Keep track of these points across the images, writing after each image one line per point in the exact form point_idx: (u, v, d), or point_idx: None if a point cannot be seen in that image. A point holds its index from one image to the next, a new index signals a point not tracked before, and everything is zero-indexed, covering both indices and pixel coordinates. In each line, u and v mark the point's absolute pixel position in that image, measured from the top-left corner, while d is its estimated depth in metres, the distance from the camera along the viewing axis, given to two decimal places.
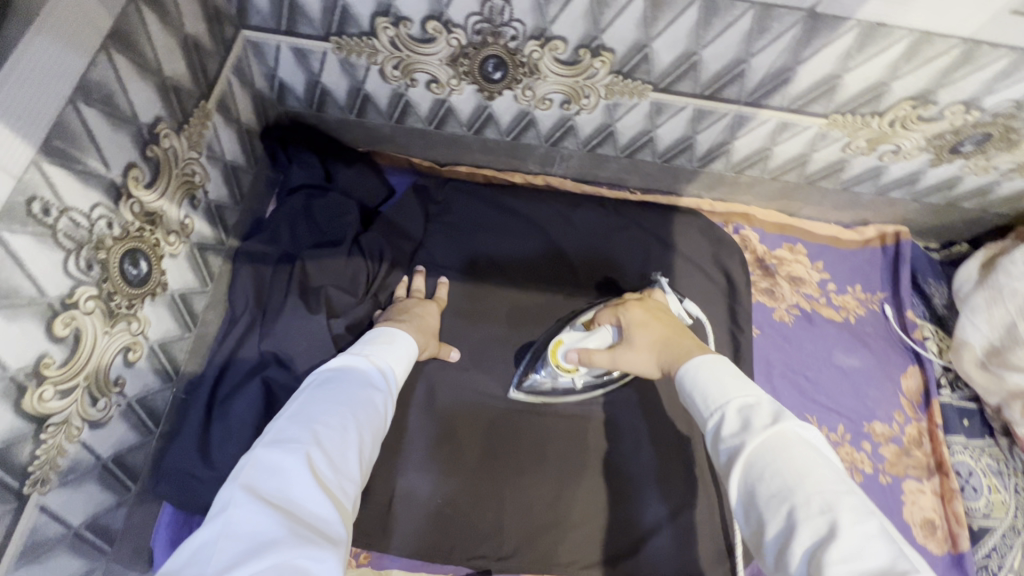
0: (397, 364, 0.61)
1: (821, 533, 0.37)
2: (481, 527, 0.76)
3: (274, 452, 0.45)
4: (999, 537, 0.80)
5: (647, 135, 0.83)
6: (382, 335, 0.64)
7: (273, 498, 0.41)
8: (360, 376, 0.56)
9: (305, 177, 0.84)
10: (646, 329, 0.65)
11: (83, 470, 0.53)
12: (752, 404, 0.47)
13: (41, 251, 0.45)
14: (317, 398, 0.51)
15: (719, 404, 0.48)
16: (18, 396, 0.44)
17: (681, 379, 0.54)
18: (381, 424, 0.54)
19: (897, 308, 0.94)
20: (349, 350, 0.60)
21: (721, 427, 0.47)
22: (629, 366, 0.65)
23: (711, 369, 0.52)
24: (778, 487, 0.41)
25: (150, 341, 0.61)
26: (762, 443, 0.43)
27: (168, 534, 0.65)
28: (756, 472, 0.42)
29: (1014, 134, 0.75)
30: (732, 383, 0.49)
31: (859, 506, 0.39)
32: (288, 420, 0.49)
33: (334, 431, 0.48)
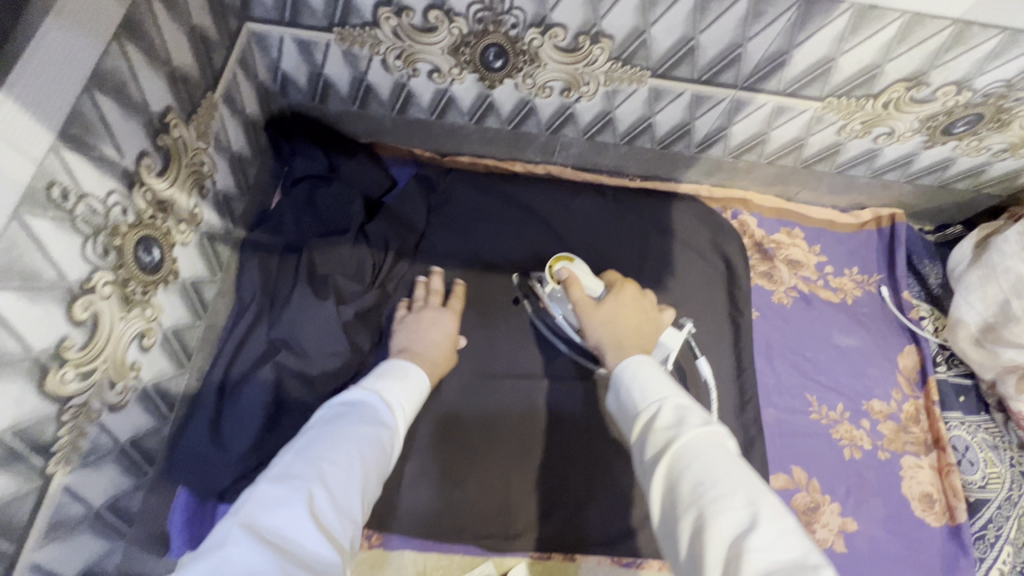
0: (405, 402, 0.62)
1: (741, 527, 0.38)
2: (490, 507, 0.77)
3: (276, 488, 0.45)
4: (995, 509, 0.82)
5: (645, 122, 0.85)
6: (395, 367, 0.66)
7: (270, 535, 0.41)
8: (368, 413, 0.56)
9: (309, 167, 0.85)
10: (622, 308, 0.67)
11: (102, 452, 0.55)
12: (684, 406, 0.48)
13: (61, 235, 0.46)
14: (324, 433, 0.51)
15: (654, 402, 0.49)
16: (41, 377, 0.45)
17: (620, 372, 0.54)
18: (385, 465, 0.53)
19: (894, 289, 0.96)
20: (360, 386, 0.60)
21: (652, 423, 0.47)
22: (580, 317, 0.67)
23: (649, 369, 0.52)
24: (701, 482, 0.41)
25: (163, 328, 0.62)
26: (692, 440, 0.44)
27: (184, 517, 0.67)
28: (682, 466, 0.43)
29: (1005, 114, 0.76)
30: (666, 385, 0.50)
31: (776, 505, 0.40)
32: (293, 455, 0.49)
33: (338, 470, 0.47)
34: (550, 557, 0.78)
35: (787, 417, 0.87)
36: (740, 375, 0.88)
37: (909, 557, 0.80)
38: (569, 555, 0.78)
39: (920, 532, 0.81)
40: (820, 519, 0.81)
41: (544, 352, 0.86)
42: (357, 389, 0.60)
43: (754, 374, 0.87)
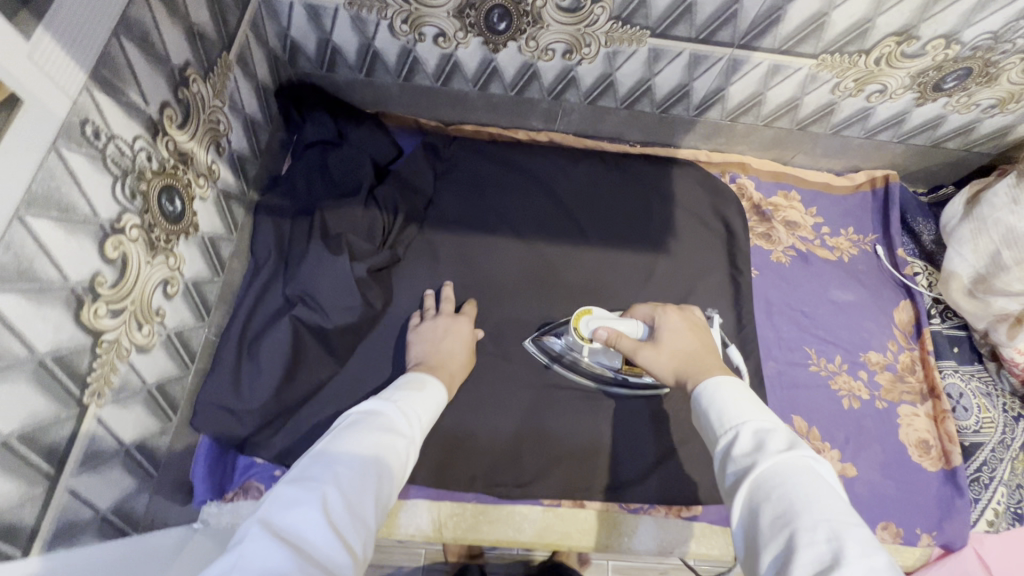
0: (423, 413, 0.60)
1: (824, 559, 0.38)
2: (501, 457, 0.80)
3: (292, 489, 0.43)
4: (988, 452, 0.85)
5: (645, 84, 0.87)
6: (413, 381, 0.65)
7: (286, 534, 0.40)
8: (385, 422, 0.55)
9: (319, 133, 0.86)
10: (679, 338, 0.68)
11: (131, 391, 0.57)
12: (769, 429, 0.50)
13: (94, 173, 0.48)
14: (342, 440, 0.50)
15: (736, 426, 0.52)
16: (77, 308, 0.48)
17: (699, 395, 0.58)
18: (400, 474, 0.52)
19: (889, 247, 0.98)
20: (380, 395, 0.59)
21: (734, 446, 0.50)
22: (646, 365, 0.68)
23: (731, 391, 0.56)
24: (782, 507, 0.43)
25: (185, 278, 0.64)
26: (773, 465, 0.46)
27: (206, 467, 0.71)
28: (763, 494, 0.45)
29: (993, 68, 0.79)
30: (752, 409, 0.53)
31: (864, 536, 0.39)
32: (309, 457, 0.48)
33: (354, 475, 0.46)
34: (560, 504, 0.80)
35: (787, 370, 0.89)
36: (740, 331, 0.91)
37: (907, 500, 0.83)
38: (578, 501, 0.80)
39: (917, 476, 0.84)
40: None
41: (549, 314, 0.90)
42: (375, 398, 0.59)
43: (754, 330, 0.90)
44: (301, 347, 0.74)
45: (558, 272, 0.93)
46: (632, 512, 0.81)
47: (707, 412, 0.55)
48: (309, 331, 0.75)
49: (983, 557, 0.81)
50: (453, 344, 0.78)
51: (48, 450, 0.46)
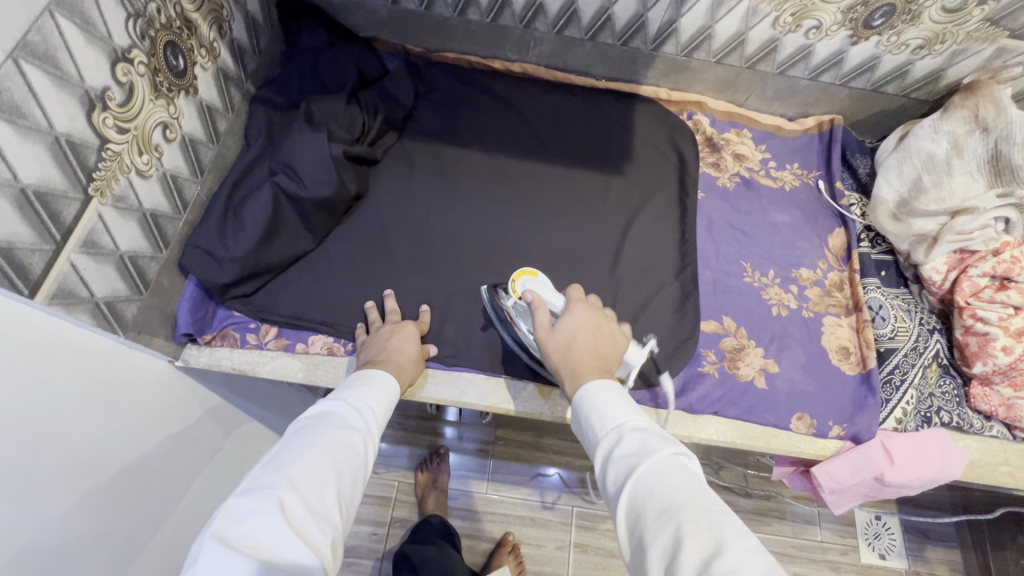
0: (376, 407, 0.67)
1: (706, 551, 0.42)
2: (455, 338, 0.90)
3: (246, 500, 0.49)
4: (902, 357, 0.92)
5: (606, 13, 0.97)
6: (362, 377, 0.71)
7: (244, 546, 0.45)
8: (337, 421, 0.61)
9: (313, 43, 0.97)
10: (578, 330, 0.70)
11: (129, 206, 0.67)
12: (646, 430, 0.55)
13: (110, 1, 0.59)
14: (293, 445, 0.55)
15: (614, 432, 0.56)
16: (89, 109, 0.58)
17: (581, 397, 0.61)
18: (361, 464, 0.59)
19: (829, 182, 1.06)
20: (329, 396, 0.65)
21: (614, 451, 0.54)
22: (539, 342, 0.71)
23: (609, 395, 0.60)
24: (665, 508, 0.46)
25: (182, 130, 0.75)
26: (655, 463, 0.50)
27: (190, 304, 0.81)
28: (645, 492, 0.49)
29: (914, 5, 0.88)
30: (623, 411, 0.57)
31: (736, 523, 0.45)
32: (261, 467, 0.53)
33: (310, 480, 0.52)
34: (502, 375, 0.89)
35: (722, 278, 0.97)
36: (682, 243, 1.00)
37: (824, 396, 0.90)
38: (518, 374, 0.89)
39: (835, 375, 0.91)
40: (744, 359, 0.91)
41: (504, 217, 1.00)
42: (324, 401, 0.64)
43: (694, 241, 0.99)
44: (280, 211, 0.85)
45: (520, 186, 1.03)
46: None
47: (591, 417, 0.58)
48: (287, 199, 0.85)
49: (888, 447, 0.87)
50: (400, 341, 0.81)
51: (56, 216, 0.56)
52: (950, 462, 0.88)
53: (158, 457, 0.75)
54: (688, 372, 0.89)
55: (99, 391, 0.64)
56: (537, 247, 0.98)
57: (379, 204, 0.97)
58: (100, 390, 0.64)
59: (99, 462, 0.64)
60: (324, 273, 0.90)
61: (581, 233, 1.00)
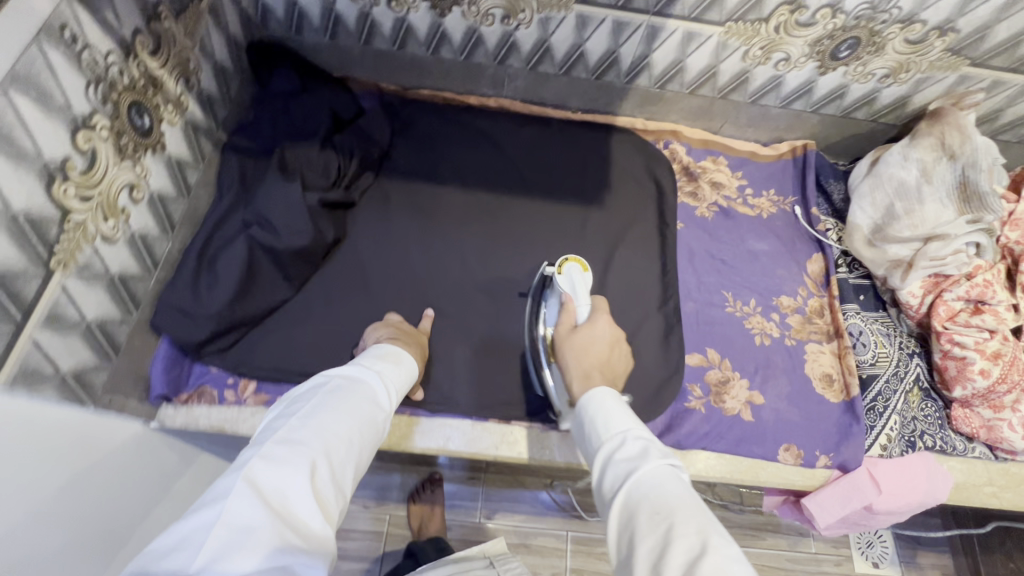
0: (399, 385, 0.71)
1: (692, 552, 0.43)
2: (440, 385, 0.88)
3: (281, 451, 0.52)
4: (884, 383, 0.93)
5: (578, 50, 0.97)
6: (392, 354, 0.74)
7: (270, 493, 0.49)
8: (369, 392, 0.64)
9: (284, 87, 0.96)
10: (595, 342, 0.72)
11: (95, 273, 0.65)
12: (648, 438, 0.55)
13: (69, 71, 0.57)
14: (330, 406, 0.59)
15: (618, 434, 0.56)
16: (49, 182, 0.57)
17: (585, 403, 0.62)
18: (376, 440, 0.62)
19: (805, 207, 1.08)
20: (362, 361, 0.69)
21: (616, 452, 0.55)
22: (557, 339, 0.76)
23: (614, 401, 0.60)
24: (658, 510, 0.47)
25: (150, 188, 0.73)
26: (653, 469, 0.51)
27: (165, 363, 0.79)
28: (641, 495, 0.49)
29: (878, 37, 0.90)
30: (625, 417, 0.58)
31: (722, 532, 0.46)
32: (299, 421, 0.56)
33: (339, 446, 0.56)
34: (488, 419, 0.88)
35: (705, 309, 0.98)
36: (664, 275, 1.00)
37: (810, 425, 0.90)
38: (505, 418, 0.88)
39: (819, 404, 0.92)
40: (729, 391, 0.91)
41: (485, 255, 0.99)
42: (359, 366, 0.68)
43: (675, 273, 0.99)
44: (255, 263, 0.83)
45: (500, 222, 1.02)
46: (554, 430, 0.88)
47: (595, 419, 0.59)
48: (263, 252, 0.83)
49: (874, 475, 0.88)
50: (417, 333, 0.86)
51: (15, 295, 0.54)
52: (934, 487, 0.89)
53: (135, 513, 0.73)
54: (674, 407, 0.89)
55: (80, 455, 0.62)
56: (519, 285, 0.98)
57: (358, 246, 0.96)
58: (83, 454, 0.63)
59: (72, 534, 0.62)
60: (303, 322, 0.88)
61: None
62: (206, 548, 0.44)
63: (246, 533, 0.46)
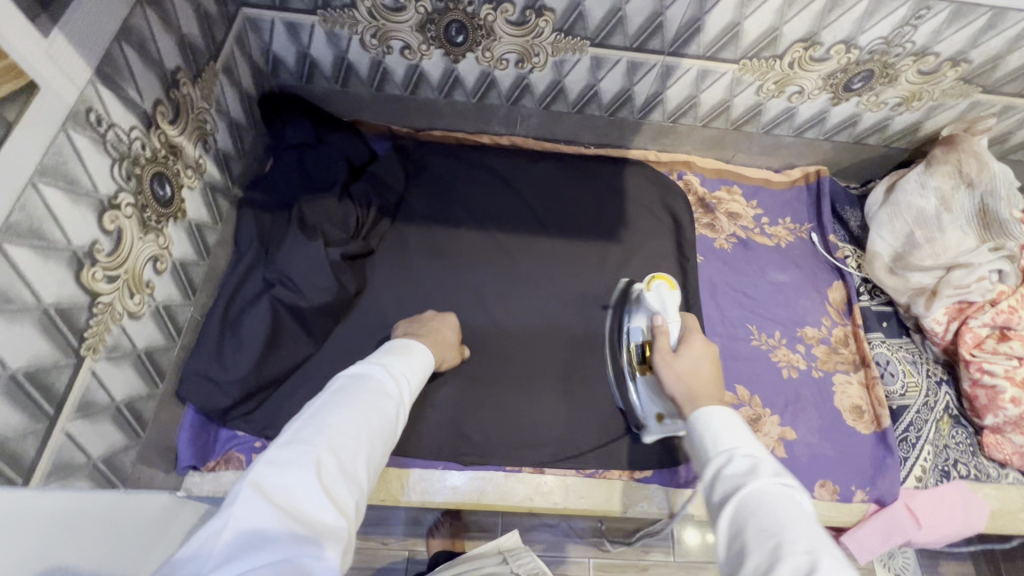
0: (410, 376, 0.69)
1: (800, 569, 0.42)
2: (470, 435, 0.87)
3: (284, 452, 0.51)
4: (914, 414, 0.92)
5: (592, 89, 0.97)
6: (403, 346, 0.75)
7: (277, 495, 0.48)
8: (375, 387, 0.63)
9: (298, 137, 0.95)
10: (699, 365, 0.71)
11: (123, 353, 0.63)
12: (758, 456, 0.54)
13: (95, 153, 0.56)
14: (335, 404, 0.58)
15: (726, 453, 0.55)
16: (78, 269, 0.55)
17: (695, 418, 0.61)
18: (389, 429, 0.61)
19: (822, 234, 1.08)
20: (369, 360, 0.68)
21: (727, 465, 0.53)
22: (657, 364, 0.74)
23: (724, 418, 0.59)
24: (764, 531, 0.46)
25: (172, 258, 0.72)
26: (762, 486, 0.49)
27: (190, 434, 0.77)
28: (749, 510, 0.48)
29: (891, 69, 0.90)
30: (740, 435, 0.57)
31: (836, 553, 0.44)
32: (303, 423, 0.55)
33: (345, 440, 0.54)
34: (521, 470, 0.86)
35: (731, 344, 0.97)
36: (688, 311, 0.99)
37: (844, 460, 0.89)
38: (538, 467, 0.87)
39: (851, 437, 0.91)
40: (762, 428, 0.91)
41: (506, 297, 0.97)
42: (366, 362, 0.67)
43: (700, 309, 0.98)
44: (280, 323, 0.81)
45: (519, 262, 1.01)
46: (588, 477, 0.87)
47: (701, 434, 0.58)
48: (286, 311, 0.82)
49: (912, 508, 0.87)
50: (441, 322, 0.86)
51: (47, 389, 0.52)
52: (972, 516, 0.88)
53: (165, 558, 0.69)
54: None
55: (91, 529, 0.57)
56: (543, 329, 0.96)
57: (378, 295, 0.94)
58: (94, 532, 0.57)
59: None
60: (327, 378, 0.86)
61: (586, 308, 0.98)
62: (216, 555, 0.43)
63: (254, 536, 0.45)
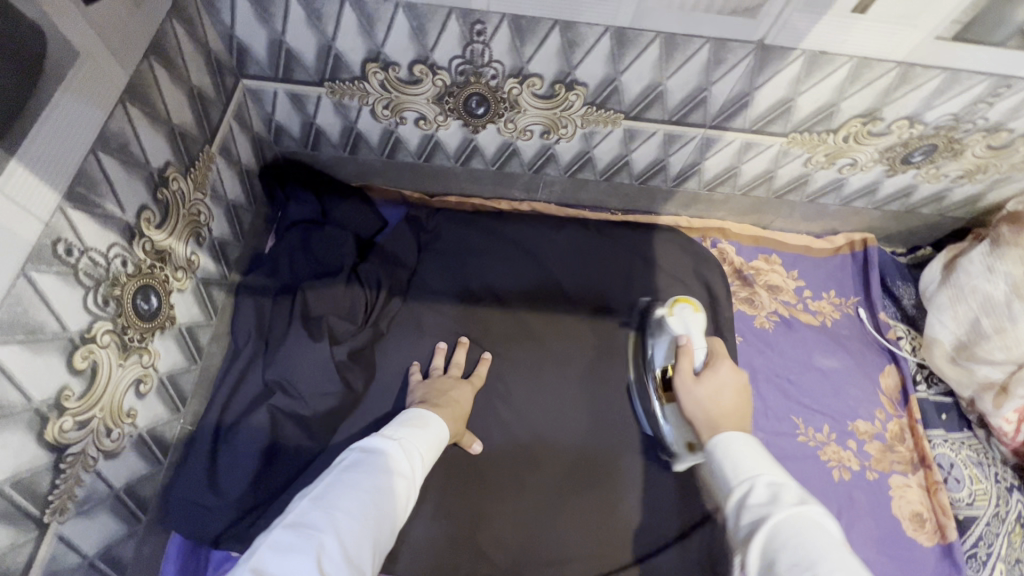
0: (425, 452, 0.63)
1: None
2: (484, 550, 0.77)
3: (289, 535, 0.47)
4: (984, 525, 0.83)
5: (623, 159, 0.89)
6: (416, 417, 0.67)
7: None
8: (387, 464, 0.57)
9: (302, 212, 0.88)
10: (722, 392, 0.65)
11: (97, 499, 0.56)
12: (779, 482, 0.50)
13: (64, 290, 0.48)
14: (344, 482, 0.53)
15: (748, 480, 0.51)
16: (41, 427, 0.47)
17: (711, 446, 0.57)
18: (399, 514, 0.54)
19: (870, 310, 0.99)
20: (381, 433, 0.62)
21: (748, 499, 0.50)
22: (678, 387, 0.69)
23: (743, 442, 0.55)
24: (800, 563, 0.42)
25: (159, 373, 0.64)
26: (789, 517, 0.46)
27: (177, 566, 0.69)
28: (780, 544, 0.45)
29: (957, 144, 0.81)
30: (754, 462, 0.53)
31: None
32: (309, 502, 0.51)
33: (353, 523, 0.49)
34: None
35: (776, 440, 0.88)
36: None
37: None
38: None
39: (913, 551, 0.81)
40: None
41: (529, 383, 0.88)
42: (378, 436, 0.61)
43: None
44: (280, 432, 0.73)
45: (542, 344, 0.91)
46: None
47: (720, 463, 0.55)
48: (288, 418, 0.74)
49: None
50: (460, 393, 0.79)
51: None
52: None
53: None
54: None
55: None
56: (569, 421, 0.86)
57: None
58: None
59: None
60: None
61: (615, 398, 0.88)
62: None
63: None
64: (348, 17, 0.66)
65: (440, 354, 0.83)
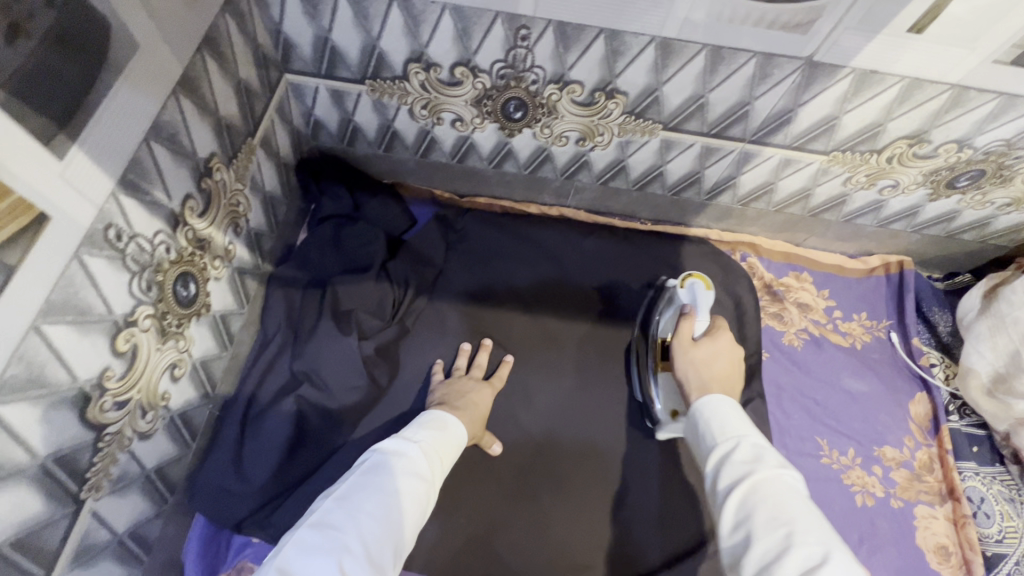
0: (446, 456, 0.63)
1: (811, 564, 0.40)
2: (497, 553, 0.77)
3: (314, 534, 0.47)
4: (1013, 564, 0.80)
5: (657, 170, 0.88)
6: (436, 420, 0.67)
7: None
8: (409, 467, 0.57)
9: (335, 207, 0.89)
10: (716, 359, 0.66)
11: (129, 479, 0.57)
12: (761, 443, 0.51)
13: (111, 273, 0.49)
14: (366, 484, 0.53)
15: (733, 438, 0.52)
16: (83, 406, 0.48)
17: (699, 406, 0.57)
18: (419, 519, 0.54)
19: (903, 335, 0.97)
20: (403, 434, 0.62)
21: (730, 455, 0.50)
22: (674, 349, 0.70)
23: (730, 405, 0.56)
24: (777, 517, 0.44)
25: (192, 359, 0.65)
26: (770, 476, 0.47)
27: (200, 546, 0.69)
28: (757, 499, 0.45)
29: (1006, 171, 0.79)
30: (745, 424, 0.53)
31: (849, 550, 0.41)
32: (333, 502, 0.51)
33: (376, 526, 0.49)
34: None
35: (799, 460, 0.86)
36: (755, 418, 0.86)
37: None
38: None
39: None
40: None
41: (550, 387, 0.88)
42: (401, 438, 0.61)
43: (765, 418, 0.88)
44: (305, 423, 0.74)
45: (565, 349, 0.90)
46: None
47: (706, 421, 0.55)
48: (312, 409, 0.75)
49: None
50: (482, 394, 0.79)
51: (38, 548, 0.48)
52: None
53: None
54: None
55: None
56: (588, 427, 0.86)
57: None
58: None
59: None
60: None
61: (636, 407, 0.87)
62: None
63: None
64: (395, 17, 0.67)
65: (462, 355, 0.83)
